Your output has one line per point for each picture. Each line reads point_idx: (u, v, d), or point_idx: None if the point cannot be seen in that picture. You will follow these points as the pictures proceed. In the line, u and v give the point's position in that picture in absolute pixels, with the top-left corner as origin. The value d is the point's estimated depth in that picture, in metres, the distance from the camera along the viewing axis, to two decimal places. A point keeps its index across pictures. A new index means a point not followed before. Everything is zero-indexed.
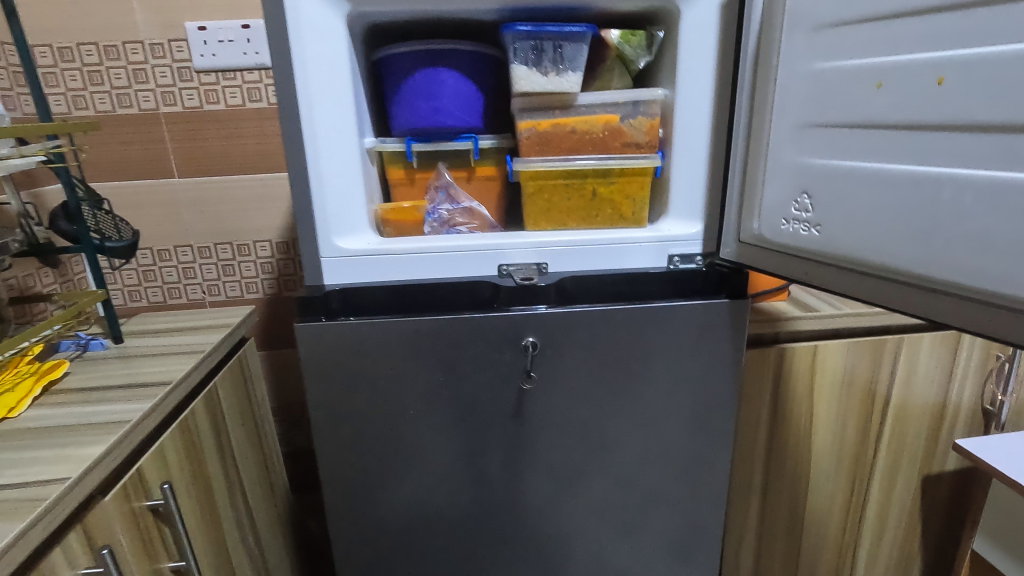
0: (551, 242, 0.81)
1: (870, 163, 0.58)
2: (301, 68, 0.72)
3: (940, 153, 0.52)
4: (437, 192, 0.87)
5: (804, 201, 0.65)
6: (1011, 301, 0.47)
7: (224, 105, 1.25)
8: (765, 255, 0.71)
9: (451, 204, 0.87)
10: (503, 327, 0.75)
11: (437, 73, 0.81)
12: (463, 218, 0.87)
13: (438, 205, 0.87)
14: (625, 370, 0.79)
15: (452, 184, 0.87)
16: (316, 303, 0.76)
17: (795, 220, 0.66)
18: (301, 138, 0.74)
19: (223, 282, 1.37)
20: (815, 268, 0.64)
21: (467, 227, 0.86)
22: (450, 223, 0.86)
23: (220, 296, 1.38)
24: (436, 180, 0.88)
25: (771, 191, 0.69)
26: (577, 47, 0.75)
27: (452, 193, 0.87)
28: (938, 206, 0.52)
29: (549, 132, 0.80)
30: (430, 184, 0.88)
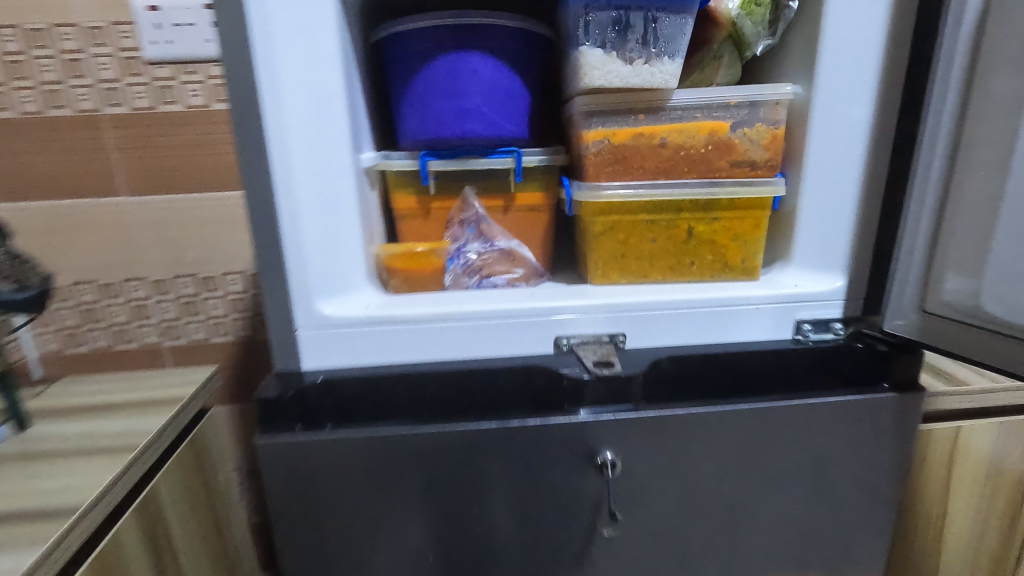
0: (632, 306, 0.56)
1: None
2: (264, 46, 0.46)
3: None
4: (464, 229, 0.62)
5: None
6: None
7: (183, 106, 0.96)
8: None
9: (482, 245, 0.62)
10: (570, 440, 0.50)
11: (467, 61, 0.56)
12: (501, 264, 0.62)
13: (464, 247, 0.62)
14: (742, 496, 0.54)
15: (483, 215, 0.63)
16: (288, 405, 0.50)
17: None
18: (267, 154, 0.48)
19: (184, 323, 1.07)
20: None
21: (505, 277, 0.62)
22: (480, 271, 0.61)
23: (179, 341, 1.08)
24: (461, 212, 0.63)
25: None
26: (681, 22, 0.51)
27: (484, 228, 0.62)
28: None
29: (627, 146, 0.55)
30: (451, 218, 0.63)
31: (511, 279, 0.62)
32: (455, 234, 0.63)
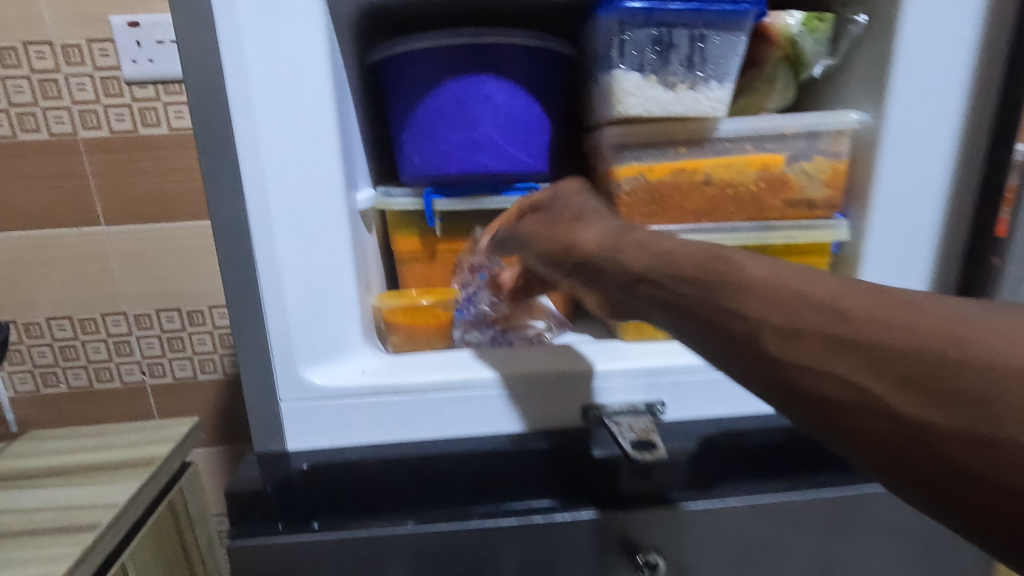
0: (675, 369, 0.48)
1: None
2: (237, 74, 0.39)
3: None
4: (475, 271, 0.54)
5: None
6: None
7: (167, 130, 0.79)
8: None
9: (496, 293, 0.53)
10: (610, 537, 0.41)
11: (479, 85, 0.49)
12: (518, 317, 0.54)
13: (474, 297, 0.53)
14: None
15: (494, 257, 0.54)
16: (268, 502, 0.41)
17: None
18: (243, 202, 0.41)
19: (168, 359, 0.88)
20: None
21: (524, 333, 0.53)
22: (495, 325, 0.53)
23: (162, 378, 0.89)
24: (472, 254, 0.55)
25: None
26: (731, 41, 0.43)
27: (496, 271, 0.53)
28: None
29: (666, 184, 0.48)
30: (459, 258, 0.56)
31: (531, 335, 0.53)
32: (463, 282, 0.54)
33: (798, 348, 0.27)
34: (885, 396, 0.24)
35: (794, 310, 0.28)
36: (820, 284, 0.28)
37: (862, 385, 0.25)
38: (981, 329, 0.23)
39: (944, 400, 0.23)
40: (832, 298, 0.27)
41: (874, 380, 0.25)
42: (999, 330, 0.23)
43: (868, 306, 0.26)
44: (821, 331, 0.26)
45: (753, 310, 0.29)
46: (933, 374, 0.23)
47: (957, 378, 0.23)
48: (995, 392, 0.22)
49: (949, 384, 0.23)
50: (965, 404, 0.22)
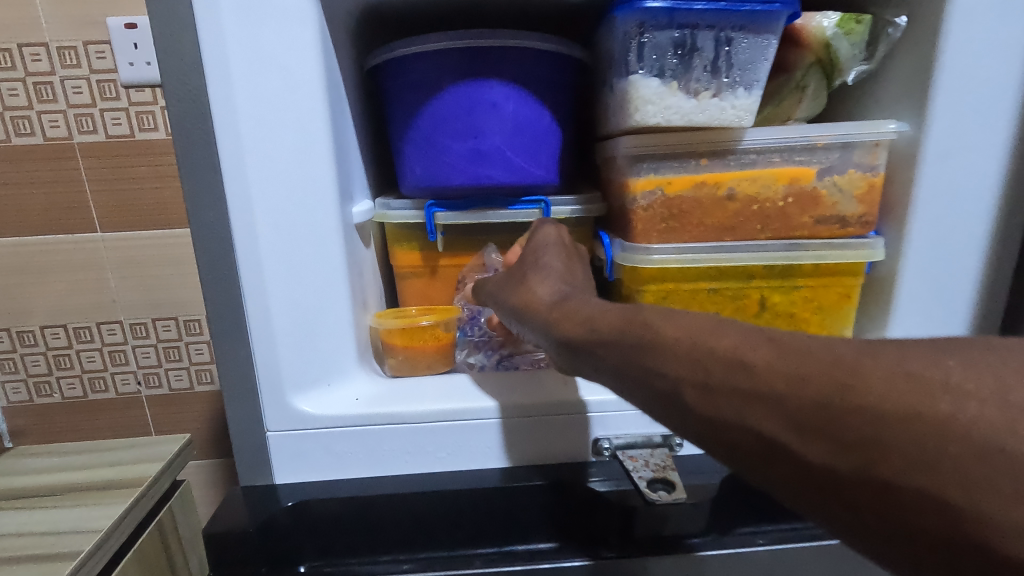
0: None
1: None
2: (221, 79, 0.36)
3: None
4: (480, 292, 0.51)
5: None
6: None
7: (165, 133, 0.75)
8: None
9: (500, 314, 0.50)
10: None
11: (485, 92, 0.45)
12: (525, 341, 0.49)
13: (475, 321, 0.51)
14: None
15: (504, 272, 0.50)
16: (250, 547, 0.37)
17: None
18: (228, 218, 0.38)
19: (164, 370, 0.83)
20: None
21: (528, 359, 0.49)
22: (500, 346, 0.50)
23: (158, 389, 0.84)
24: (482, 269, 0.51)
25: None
26: (761, 43, 0.40)
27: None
28: None
29: (685, 199, 0.44)
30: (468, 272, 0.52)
31: (536, 360, 0.49)
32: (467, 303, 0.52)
33: (712, 407, 0.24)
34: (801, 452, 0.21)
35: (701, 364, 0.24)
36: (726, 332, 0.25)
37: (775, 441, 0.22)
38: (875, 368, 0.21)
39: (860, 450, 0.20)
40: (736, 349, 0.24)
41: (781, 436, 0.22)
42: (901, 363, 0.20)
43: (766, 356, 0.23)
44: (727, 386, 0.23)
45: (668, 368, 0.25)
46: (840, 424, 0.20)
47: (865, 425, 0.20)
48: (900, 443, 0.19)
49: (845, 427, 0.20)
50: (878, 454, 0.20)
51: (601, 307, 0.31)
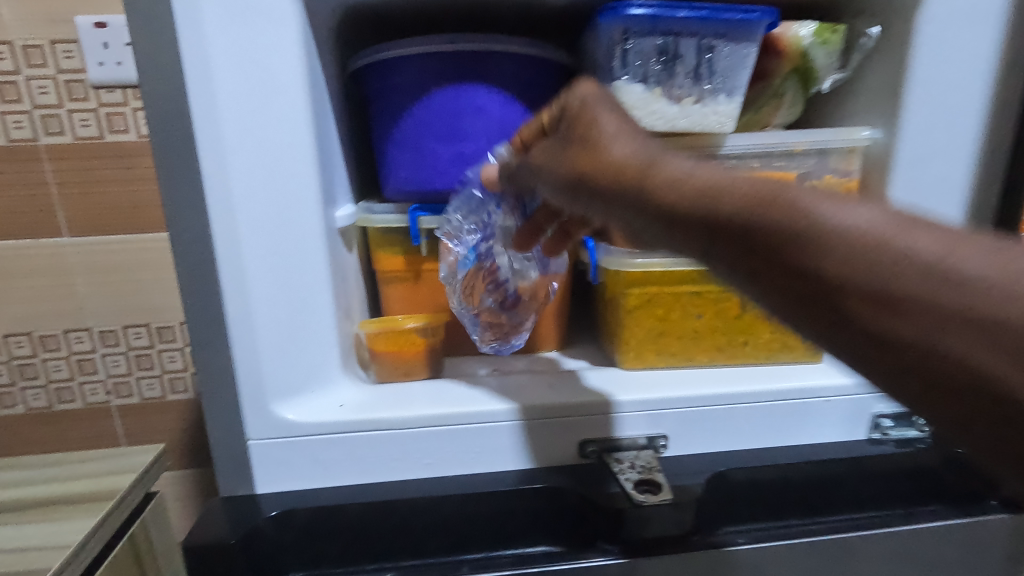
0: (681, 402, 0.44)
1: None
2: (202, 81, 0.35)
3: None
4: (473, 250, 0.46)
5: None
6: None
7: (135, 136, 0.72)
8: None
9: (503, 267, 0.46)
10: None
11: (470, 96, 0.45)
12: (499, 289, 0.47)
13: (480, 285, 0.47)
14: None
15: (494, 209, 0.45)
16: (235, 559, 0.37)
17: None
18: (208, 221, 0.37)
19: (135, 378, 0.81)
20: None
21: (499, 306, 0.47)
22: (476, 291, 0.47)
23: (128, 398, 0.82)
24: (458, 213, 0.46)
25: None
26: (741, 51, 0.40)
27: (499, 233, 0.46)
28: None
29: None
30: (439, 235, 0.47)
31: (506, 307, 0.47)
32: (455, 271, 0.47)
33: (896, 322, 0.22)
34: (1009, 378, 0.20)
35: (888, 270, 0.22)
36: (919, 233, 0.23)
37: (978, 365, 0.21)
38: None
39: None
40: (936, 257, 0.22)
41: (991, 360, 0.21)
42: None
43: (983, 266, 0.21)
44: (932, 299, 0.21)
45: (848, 270, 0.23)
46: None
47: None
48: None
49: None
50: None
51: (722, 174, 0.26)
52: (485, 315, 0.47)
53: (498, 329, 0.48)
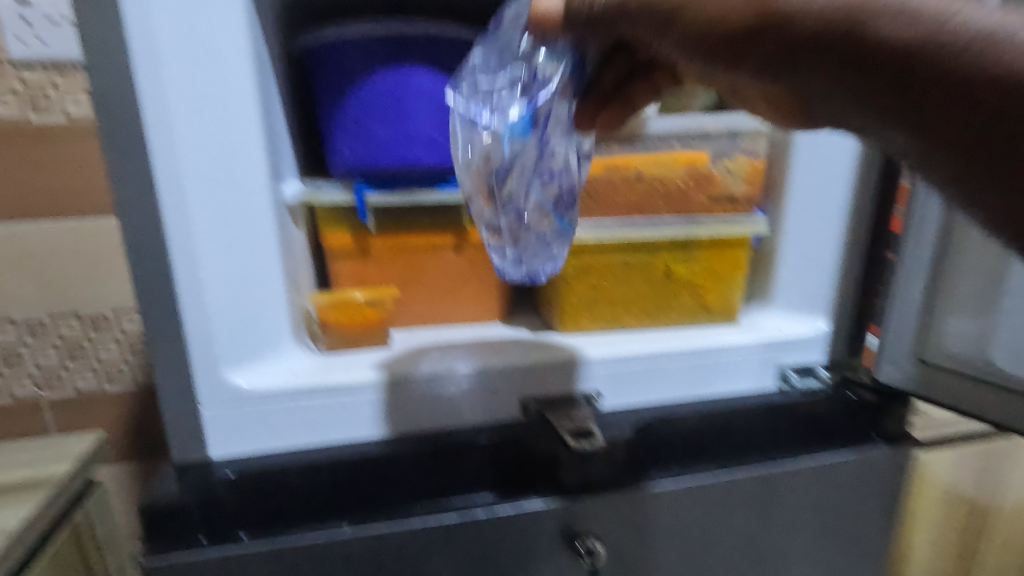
0: (611, 361, 0.49)
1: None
2: (148, 56, 0.36)
3: None
4: (507, 126, 0.40)
5: None
6: None
7: (64, 118, 0.70)
8: (971, 389, 0.46)
9: (538, 152, 0.41)
10: (548, 526, 0.42)
11: (413, 79, 0.48)
12: (541, 168, 0.42)
13: (511, 175, 0.41)
14: (732, 567, 0.48)
15: (540, 70, 0.39)
16: (196, 509, 0.39)
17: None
18: (154, 194, 0.37)
19: (68, 371, 0.78)
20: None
21: (539, 192, 0.42)
22: (512, 163, 0.41)
23: (61, 392, 0.79)
24: (493, 61, 0.41)
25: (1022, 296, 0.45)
26: None
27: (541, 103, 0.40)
28: None
29: (599, 180, 0.49)
30: (457, 108, 0.41)
31: (541, 195, 0.42)
32: (477, 155, 0.41)
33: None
34: None
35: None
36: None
37: None
38: None
39: None
40: None
41: None
42: None
43: None
44: None
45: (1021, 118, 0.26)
46: None
47: None
48: None
49: None
50: None
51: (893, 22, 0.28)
52: (532, 204, 0.42)
53: (523, 234, 0.43)
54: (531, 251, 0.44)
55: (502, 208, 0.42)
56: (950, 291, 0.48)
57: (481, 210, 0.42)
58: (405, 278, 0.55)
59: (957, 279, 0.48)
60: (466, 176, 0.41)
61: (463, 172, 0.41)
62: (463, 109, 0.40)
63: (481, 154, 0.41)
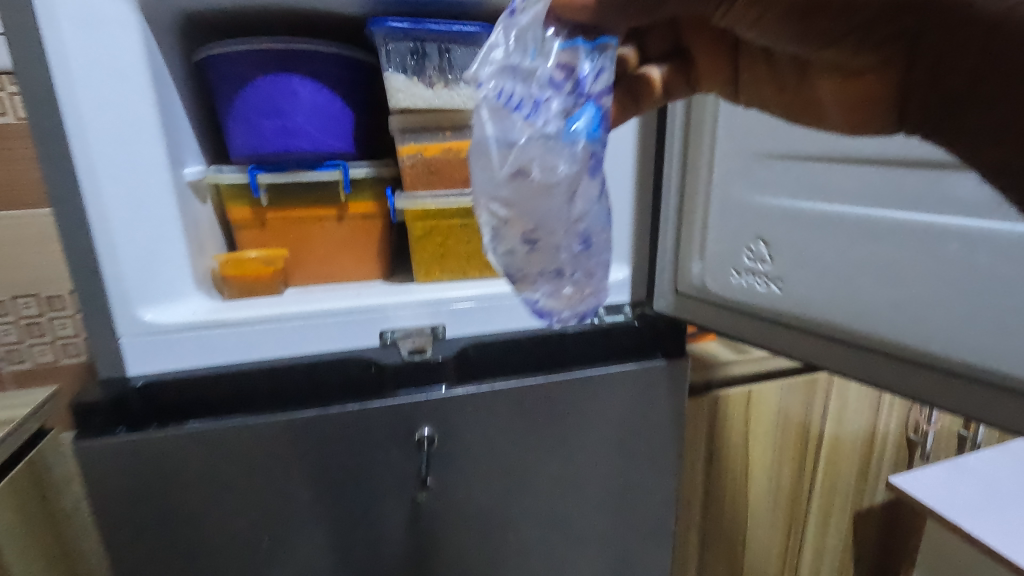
0: (449, 300, 0.63)
1: (934, 216, 0.44)
2: (63, 68, 0.49)
3: (903, 197, 0.46)
4: (560, 124, 0.40)
5: (759, 249, 0.57)
6: (978, 371, 0.42)
7: (13, 118, 0.82)
8: (703, 310, 0.63)
9: (596, 160, 0.41)
10: (388, 419, 0.56)
11: (287, 82, 0.61)
12: (583, 188, 0.41)
13: (562, 192, 0.41)
14: (547, 456, 0.63)
15: (579, 65, 0.40)
16: (107, 408, 0.52)
17: (750, 271, 0.58)
18: (73, 168, 0.50)
19: (26, 346, 0.89)
20: (810, 340, 0.53)
21: (576, 218, 0.42)
22: (552, 175, 0.40)
23: (20, 364, 0.90)
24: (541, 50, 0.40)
25: (718, 232, 0.61)
26: (469, 52, 0.60)
27: (593, 100, 0.41)
28: (923, 279, 0.45)
29: (438, 159, 0.64)
30: (488, 110, 0.38)
31: (575, 220, 0.42)
32: (521, 172, 0.39)
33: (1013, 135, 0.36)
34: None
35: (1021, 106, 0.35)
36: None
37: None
38: None
39: None
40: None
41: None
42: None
43: None
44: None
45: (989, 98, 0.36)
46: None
47: None
48: None
49: None
50: None
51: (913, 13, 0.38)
52: (568, 226, 0.42)
53: (570, 257, 0.43)
54: (577, 275, 0.44)
55: (550, 234, 0.41)
56: (689, 238, 0.64)
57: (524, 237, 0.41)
58: (298, 244, 0.69)
59: (688, 230, 0.64)
60: (511, 199, 0.39)
61: (501, 196, 0.39)
62: (499, 110, 0.39)
63: (528, 168, 0.39)
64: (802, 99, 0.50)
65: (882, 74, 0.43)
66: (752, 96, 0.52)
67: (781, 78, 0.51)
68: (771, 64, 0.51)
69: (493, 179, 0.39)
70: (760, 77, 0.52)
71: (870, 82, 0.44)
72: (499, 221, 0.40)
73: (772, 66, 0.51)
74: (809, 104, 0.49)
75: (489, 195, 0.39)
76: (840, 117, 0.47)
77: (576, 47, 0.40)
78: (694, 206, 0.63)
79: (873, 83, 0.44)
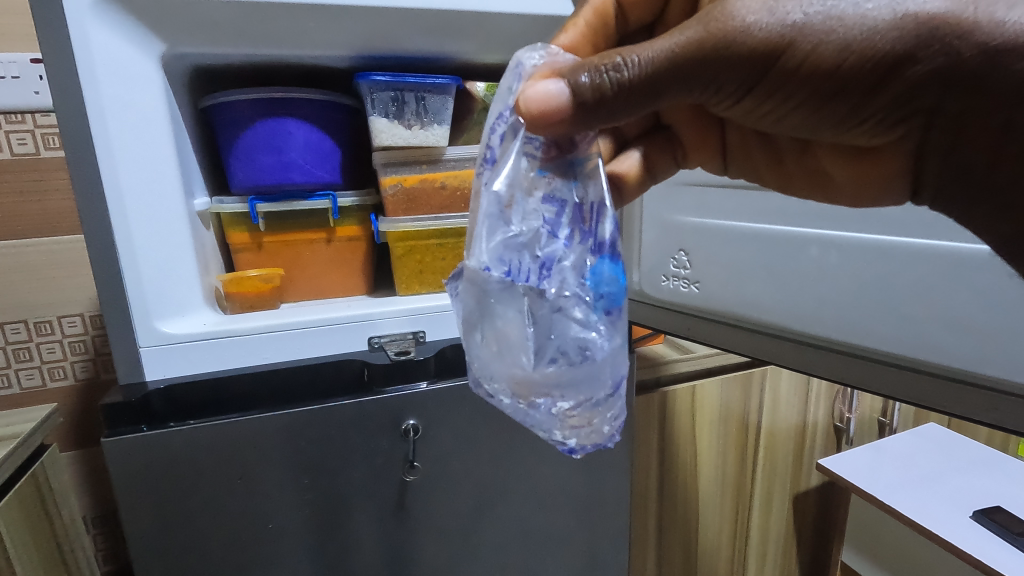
0: (428, 308, 0.74)
1: (827, 229, 0.57)
2: (100, 117, 0.58)
3: (790, 217, 0.60)
4: (575, 284, 0.40)
5: (682, 258, 0.70)
6: (852, 348, 0.53)
7: (9, 154, 0.88)
8: (642, 310, 0.74)
9: (609, 308, 0.40)
10: (379, 411, 0.65)
11: (284, 124, 0.71)
12: (606, 339, 0.40)
13: (583, 350, 0.40)
14: (516, 444, 0.72)
15: (566, 199, 0.42)
16: (131, 406, 0.59)
17: (675, 276, 0.71)
18: (104, 200, 0.59)
19: (14, 370, 0.93)
20: (724, 329, 0.64)
21: (604, 371, 0.40)
22: (572, 340, 0.40)
23: (8, 389, 0.94)
24: (534, 191, 0.41)
25: (648, 244, 0.74)
26: (442, 99, 0.72)
27: (605, 247, 0.42)
28: (808, 276, 0.58)
29: (416, 189, 0.74)
30: (494, 291, 0.39)
31: (599, 368, 0.40)
32: (541, 350, 0.39)
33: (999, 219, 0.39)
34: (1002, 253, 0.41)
35: None
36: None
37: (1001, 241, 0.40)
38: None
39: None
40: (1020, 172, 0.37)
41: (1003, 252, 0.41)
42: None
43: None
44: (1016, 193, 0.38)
45: None
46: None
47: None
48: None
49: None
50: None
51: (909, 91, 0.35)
52: (599, 382, 0.40)
53: (603, 402, 0.41)
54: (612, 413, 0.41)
55: (573, 409, 0.40)
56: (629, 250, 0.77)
57: (537, 411, 0.40)
58: (292, 263, 0.78)
59: (631, 245, 0.77)
60: (530, 365, 0.39)
61: (515, 369, 0.40)
62: (508, 287, 0.39)
63: (549, 347, 0.39)
64: (817, 175, 0.50)
65: (896, 150, 0.42)
66: (744, 168, 0.54)
67: (779, 151, 0.51)
68: (767, 143, 0.51)
69: (509, 353, 0.40)
70: (762, 160, 0.52)
71: (880, 160, 0.43)
72: (503, 388, 0.40)
73: (768, 144, 0.51)
74: (817, 174, 0.50)
75: (510, 366, 0.40)
76: (849, 191, 0.48)
77: (551, 176, 0.41)
78: (631, 222, 0.77)
79: (886, 164, 0.43)
